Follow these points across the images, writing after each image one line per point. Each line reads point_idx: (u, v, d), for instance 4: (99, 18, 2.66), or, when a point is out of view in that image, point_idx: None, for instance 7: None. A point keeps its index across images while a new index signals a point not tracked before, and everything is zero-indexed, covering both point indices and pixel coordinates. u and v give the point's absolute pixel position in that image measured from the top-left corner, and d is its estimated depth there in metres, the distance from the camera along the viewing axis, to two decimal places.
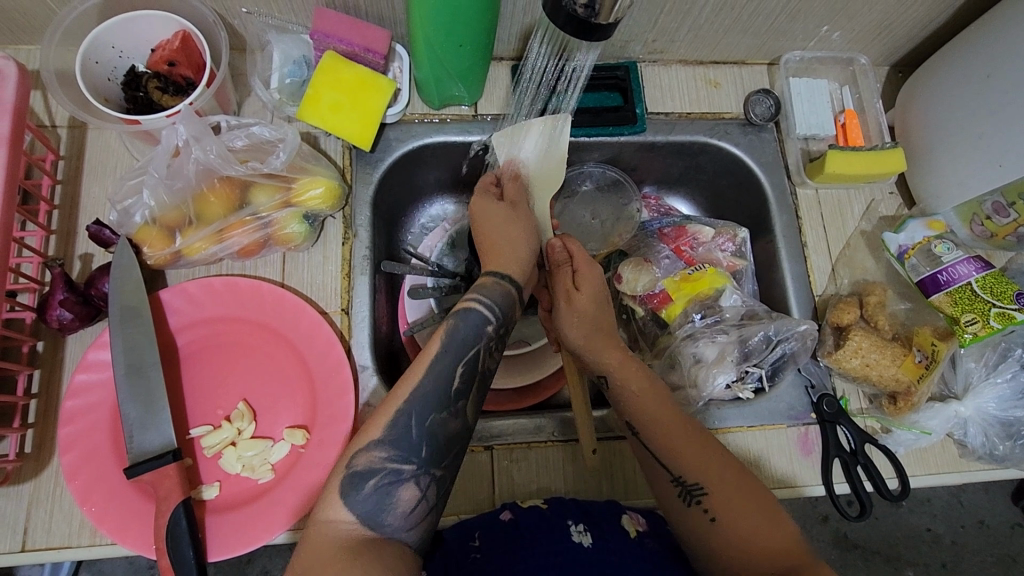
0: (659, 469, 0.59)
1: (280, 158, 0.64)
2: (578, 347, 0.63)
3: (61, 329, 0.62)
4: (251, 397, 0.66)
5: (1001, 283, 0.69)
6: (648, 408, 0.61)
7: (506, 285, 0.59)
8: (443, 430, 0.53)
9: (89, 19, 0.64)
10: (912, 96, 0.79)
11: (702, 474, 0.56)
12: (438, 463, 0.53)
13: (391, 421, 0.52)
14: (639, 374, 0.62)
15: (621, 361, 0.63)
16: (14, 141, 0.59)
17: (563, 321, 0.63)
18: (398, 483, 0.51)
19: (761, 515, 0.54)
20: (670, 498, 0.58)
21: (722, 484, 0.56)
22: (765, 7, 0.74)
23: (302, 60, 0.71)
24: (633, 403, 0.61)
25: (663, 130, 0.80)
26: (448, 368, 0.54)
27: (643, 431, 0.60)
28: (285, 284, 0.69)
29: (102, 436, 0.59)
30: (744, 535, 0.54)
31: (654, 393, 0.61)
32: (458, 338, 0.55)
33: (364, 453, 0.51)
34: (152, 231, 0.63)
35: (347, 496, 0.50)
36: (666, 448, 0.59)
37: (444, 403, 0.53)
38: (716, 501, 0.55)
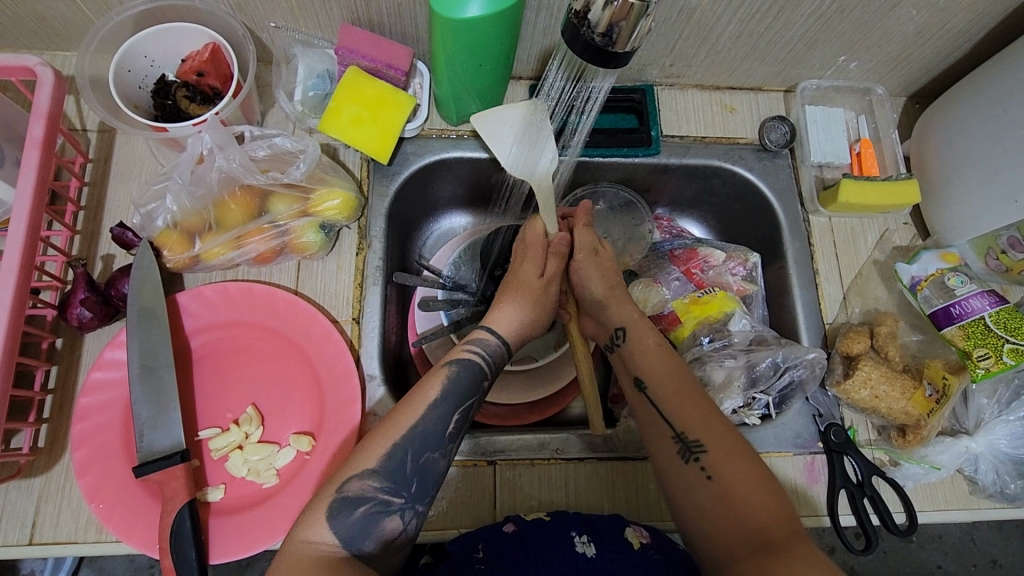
0: (662, 424, 0.59)
1: (299, 169, 0.66)
2: (601, 299, 0.65)
3: (80, 327, 0.64)
4: (259, 401, 0.67)
5: (1016, 319, 0.68)
6: (658, 365, 0.62)
7: (504, 347, 0.62)
8: (433, 470, 0.56)
9: (124, 29, 0.66)
10: (929, 128, 0.79)
11: (705, 432, 0.57)
12: (424, 500, 0.55)
13: (388, 453, 0.55)
14: (653, 333, 0.64)
15: (638, 317, 0.65)
16: (46, 144, 0.61)
17: (584, 269, 0.65)
18: (385, 513, 0.53)
19: (758, 477, 0.55)
20: (667, 455, 0.58)
21: (722, 444, 0.56)
22: (782, 36, 0.75)
23: (325, 73, 0.73)
24: (644, 358, 0.62)
25: (676, 153, 0.81)
26: (443, 415, 0.57)
27: (651, 385, 0.61)
28: (299, 292, 0.70)
29: (113, 434, 0.61)
30: (738, 495, 0.54)
31: (665, 352, 0.63)
32: (456, 389, 0.58)
33: (358, 480, 0.54)
34: (173, 235, 0.64)
35: (335, 518, 0.52)
36: (671, 404, 0.59)
37: (438, 443, 0.56)
38: (715, 461, 0.56)
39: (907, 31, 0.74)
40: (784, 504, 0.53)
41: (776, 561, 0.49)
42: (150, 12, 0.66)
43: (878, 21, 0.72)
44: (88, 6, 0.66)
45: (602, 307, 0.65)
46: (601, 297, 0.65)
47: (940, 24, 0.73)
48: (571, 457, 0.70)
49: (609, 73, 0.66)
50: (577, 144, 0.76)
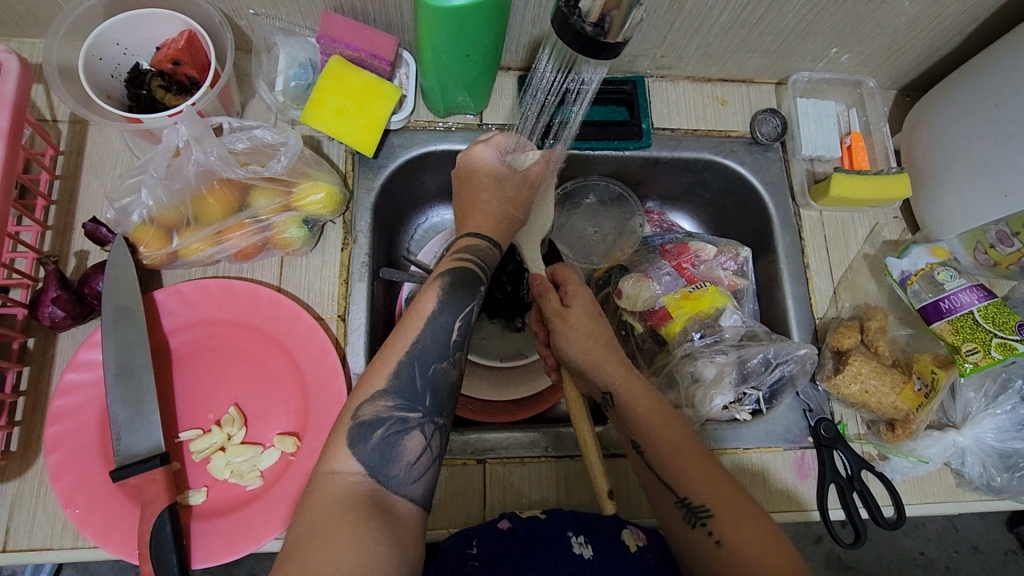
0: (665, 489, 0.57)
1: (281, 163, 0.64)
2: (583, 365, 0.62)
3: (53, 326, 0.61)
4: (242, 401, 0.65)
5: (1003, 313, 0.69)
6: (657, 428, 0.59)
7: (495, 248, 0.64)
8: (443, 379, 0.55)
9: (95, 15, 0.64)
10: (920, 121, 0.78)
11: (709, 496, 0.55)
12: (441, 413, 0.54)
13: (395, 370, 0.54)
14: (647, 393, 0.61)
15: (626, 377, 0.61)
16: (13, 136, 0.58)
17: (563, 338, 0.63)
18: (404, 431, 0.52)
19: (770, 538, 0.52)
20: (673, 520, 0.56)
21: (728, 504, 0.54)
22: (774, 27, 0.73)
23: (308, 63, 0.71)
24: (643, 423, 0.59)
25: (668, 146, 0.80)
26: (445, 324, 0.57)
27: (650, 452, 0.58)
28: (282, 288, 0.68)
29: (89, 436, 0.59)
30: (746, 560, 0.51)
31: (660, 413, 0.60)
32: (453, 298, 0.58)
33: (371, 403, 0.52)
34: (150, 231, 0.62)
35: (355, 445, 0.50)
36: (672, 466, 0.57)
37: (444, 353, 0.55)
38: (722, 522, 0.53)
39: (900, 23, 0.73)
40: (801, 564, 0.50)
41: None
42: None
43: (871, 13, 0.71)
44: None
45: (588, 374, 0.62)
46: (583, 363, 0.62)
47: (933, 16, 0.72)
48: (562, 456, 0.69)
49: (602, 65, 0.64)
50: (572, 131, 0.73)
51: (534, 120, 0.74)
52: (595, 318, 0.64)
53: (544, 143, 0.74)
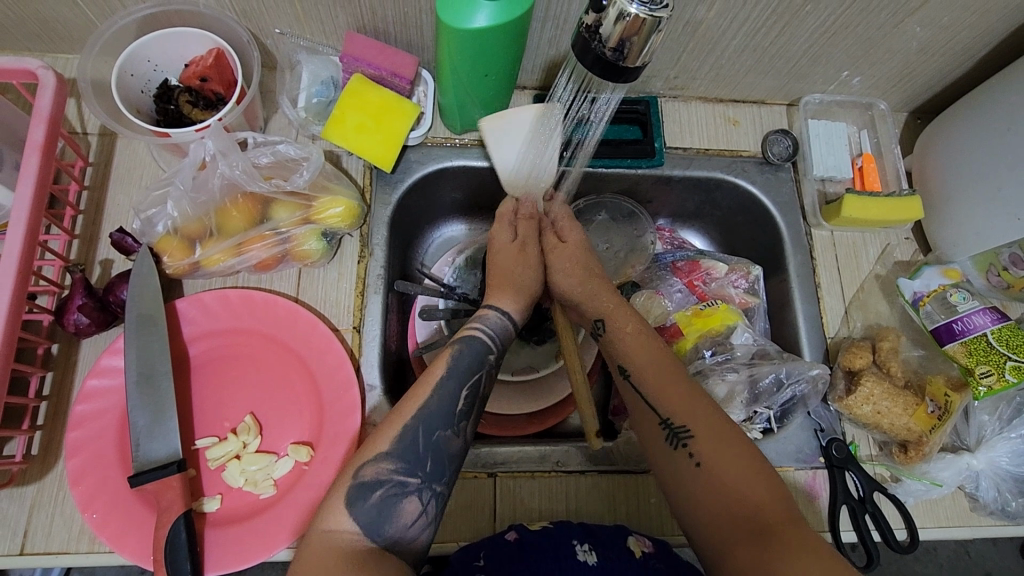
0: (648, 410, 0.59)
1: (303, 176, 0.65)
2: (572, 293, 0.67)
3: (77, 333, 0.63)
4: (257, 410, 0.66)
5: (1017, 336, 0.68)
6: (643, 354, 0.62)
7: (506, 319, 0.63)
8: (447, 447, 0.55)
9: (128, 33, 0.66)
10: (931, 143, 0.79)
11: (690, 418, 0.57)
12: (441, 479, 0.54)
13: (398, 435, 0.54)
14: (634, 322, 0.65)
15: (615, 306, 0.65)
16: (47, 148, 0.60)
17: (557, 265, 0.67)
18: (402, 495, 0.52)
19: (748, 460, 0.54)
20: (655, 442, 0.58)
21: (709, 427, 0.56)
22: (785, 51, 0.75)
23: (330, 81, 0.73)
24: (630, 348, 0.63)
25: (680, 165, 0.81)
26: (451, 391, 0.57)
27: (636, 373, 0.61)
28: (299, 299, 0.70)
29: (109, 442, 0.60)
30: (725, 481, 0.53)
31: (647, 337, 0.63)
32: (462, 364, 0.58)
33: (372, 465, 0.53)
34: (173, 241, 0.64)
35: (353, 505, 0.51)
36: (655, 390, 0.59)
37: (448, 421, 0.56)
38: (702, 445, 0.55)
39: (911, 47, 0.74)
40: (777, 491, 0.53)
41: (766, 552, 0.48)
42: (155, 16, 0.66)
43: (883, 38, 0.73)
44: (91, 8, 0.66)
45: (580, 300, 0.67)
46: (576, 294, 0.67)
47: (944, 41, 0.73)
48: (572, 471, 0.69)
49: (620, 87, 0.66)
50: (590, 147, 0.75)
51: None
52: (584, 256, 0.68)
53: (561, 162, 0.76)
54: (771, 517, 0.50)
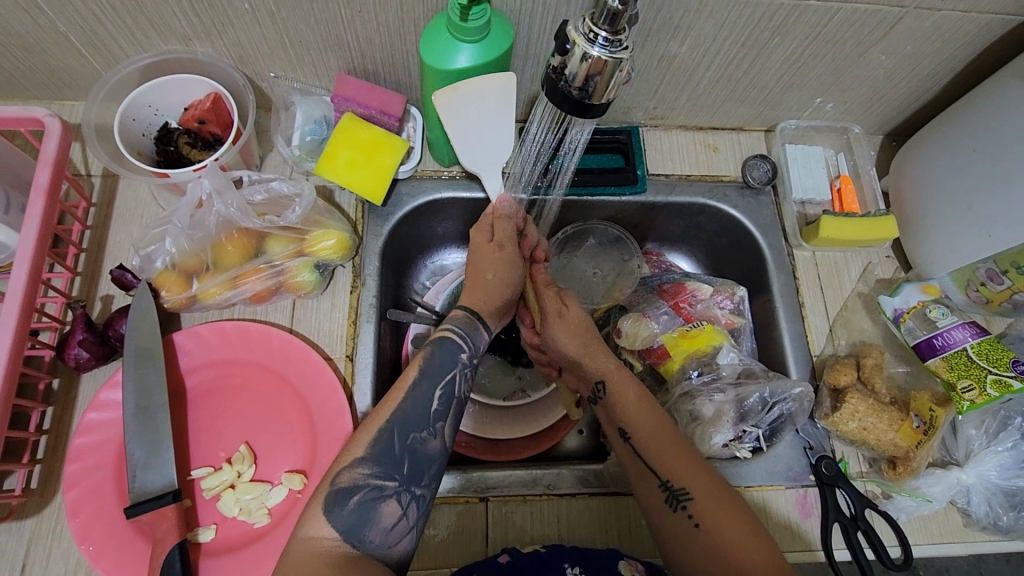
0: (648, 472, 0.60)
1: (295, 213, 0.68)
2: (575, 355, 0.68)
3: (77, 367, 0.64)
4: (252, 439, 0.67)
5: (997, 349, 0.69)
6: (642, 417, 0.63)
7: (475, 318, 0.65)
8: (423, 448, 0.56)
9: (130, 81, 0.70)
10: (905, 164, 0.82)
11: (688, 479, 0.58)
12: (419, 482, 0.55)
13: (374, 438, 0.55)
14: (631, 385, 0.66)
15: (615, 369, 0.67)
16: (52, 192, 0.63)
17: (557, 333, 0.69)
18: (380, 498, 0.53)
19: (747, 519, 0.56)
20: (656, 504, 0.59)
21: (707, 490, 0.58)
22: (759, 80, 0.78)
23: (322, 119, 0.76)
24: (629, 411, 0.64)
25: (663, 191, 0.83)
26: (426, 393, 0.58)
27: (635, 438, 0.62)
28: (294, 329, 0.72)
29: (107, 473, 0.61)
30: (725, 545, 0.55)
31: (646, 401, 0.64)
32: (434, 367, 0.60)
33: (348, 471, 0.53)
34: (171, 275, 0.66)
35: (331, 512, 0.51)
36: (655, 453, 0.61)
37: (423, 422, 0.57)
38: (701, 507, 0.57)
39: (879, 74, 0.78)
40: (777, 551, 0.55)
41: None
42: (156, 65, 0.70)
43: (851, 66, 0.76)
44: (95, 57, 0.70)
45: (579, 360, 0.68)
46: (576, 355, 0.68)
47: (909, 67, 0.76)
48: (563, 494, 0.70)
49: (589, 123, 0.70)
50: (568, 176, 0.78)
51: (531, 167, 0.78)
52: (588, 320, 0.70)
53: (539, 192, 0.79)
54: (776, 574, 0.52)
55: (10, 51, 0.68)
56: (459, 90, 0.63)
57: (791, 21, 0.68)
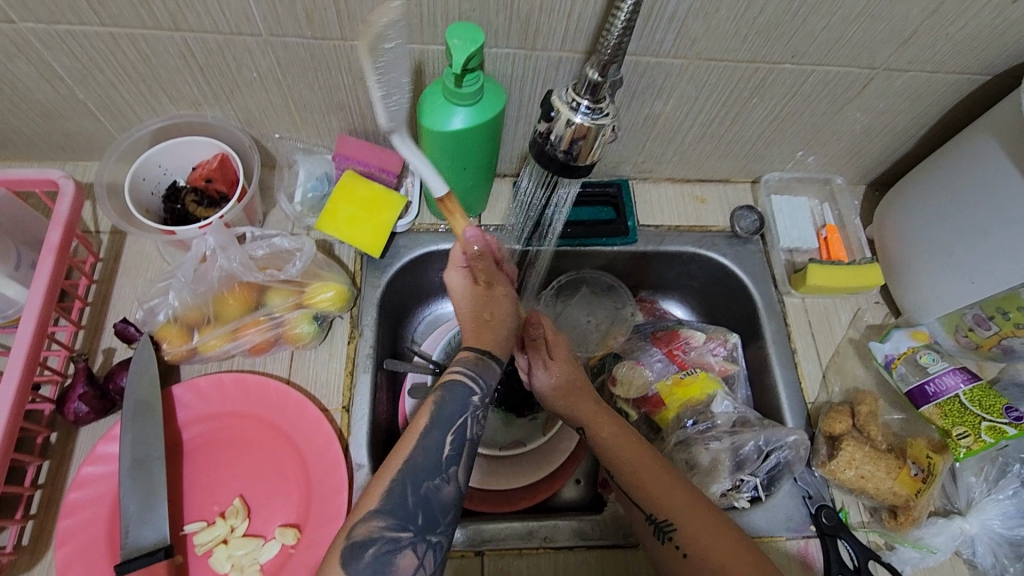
0: (636, 508, 0.61)
1: (295, 267, 0.71)
2: (557, 403, 0.68)
3: (76, 420, 0.65)
4: (246, 492, 0.67)
5: (989, 396, 0.69)
6: (623, 453, 0.63)
7: (486, 357, 0.62)
8: (437, 497, 0.53)
9: (143, 143, 0.74)
10: (885, 213, 0.84)
11: (671, 511, 0.59)
12: (435, 530, 0.52)
13: (387, 491, 0.52)
14: (613, 422, 0.65)
15: (594, 411, 0.66)
16: (62, 248, 0.66)
17: (541, 381, 0.68)
18: (396, 551, 0.50)
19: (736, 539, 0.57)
20: (647, 535, 0.61)
21: (694, 520, 0.58)
22: (741, 136, 0.82)
23: (324, 176, 0.79)
24: (610, 449, 0.64)
25: (653, 241, 0.86)
26: (437, 440, 0.55)
27: (619, 474, 0.63)
28: (291, 380, 0.72)
29: (99, 528, 0.61)
30: (713, 571, 0.56)
31: (625, 436, 0.64)
32: (445, 412, 0.57)
33: (362, 524, 0.51)
34: (173, 328, 0.67)
35: (347, 566, 0.49)
36: (640, 487, 0.61)
37: (436, 469, 0.54)
38: (685, 538, 0.58)
39: (856, 130, 0.81)
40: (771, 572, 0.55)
41: None
42: (167, 128, 0.74)
43: (828, 123, 0.80)
44: (110, 120, 0.74)
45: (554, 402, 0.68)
46: (558, 403, 0.68)
47: (884, 123, 0.80)
48: (560, 547, 0.69)
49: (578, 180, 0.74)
50: (563, 212, 0.80)
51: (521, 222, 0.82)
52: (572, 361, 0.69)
53: (531, 244, 0.83)
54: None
55: (31, 116, 0.72)
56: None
57: (768, 82, 0.72)
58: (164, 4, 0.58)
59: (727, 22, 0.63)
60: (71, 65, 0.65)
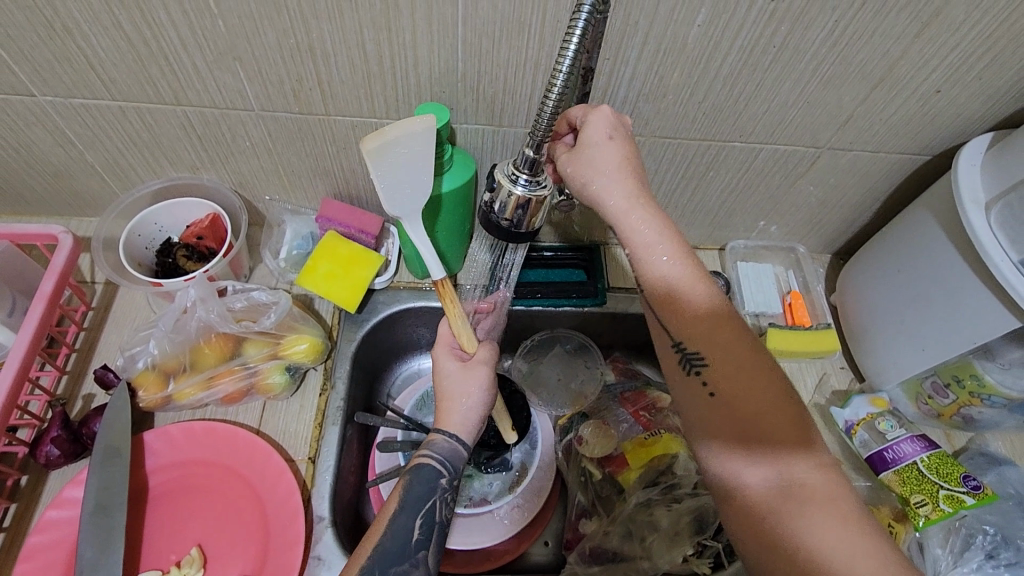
0: (701, 389, 0.54)
1: (270, 318, 0.74)
2: (662, 292, 0.57)
3: (47, 464, 0.67)
4: (205, 542, 0.68)
5: (947, 464, 0.70)
6: (728, 349, 0.54)
7: (458, 442, 0.65)
8: None
9: (142, 202, 0.80)
10: (845, 281, 0.88)
11: (749, 406, 0.52)
12: None
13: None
14: (729, 319, 0.55)
15: (710, 306, 0.56)
16: (53, 297, 0.70)
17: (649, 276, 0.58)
18: None
19: (825, 485, 0.48)
20: (698, 419, 0.54)
21: (772, 421, 0.51)
22: (704, 205, 0.87)
23: (309, 235, 0.85)
24: (715, 342, 0.54)
25: (623, 303, 0.89)
26: (405, 525, 0.61)
27: (707, 361, 0.54)
28: (260, 430, 0.74)
29: (54, 574, 0.61)
30: (788, 482, 0.49)
31: (738, 336, 0.54)
32: (413, 497, 0.62)
33: None
34: (151, 375, 0.71)
35: None
36: (729, 382, 0.53)
37: (404, 555, 0.59)
38: (760, 443, 0.50)
39: (812, 202, 0.86)
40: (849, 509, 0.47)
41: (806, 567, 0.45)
42: (165, 189, 0.80)
43: (785, 195, 0.84)
44: (115, 181, 0.80)
45: (634, 266, 0.58)
46: (667, 293, 0.57)
47: (837, 197, 0.85)
48: None
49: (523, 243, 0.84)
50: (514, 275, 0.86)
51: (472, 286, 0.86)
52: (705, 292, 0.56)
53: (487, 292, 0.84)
54: (779, 524, 0.48)
55: (44, 177, 0.79)
56: (386, 135, 0.57)
57: (722, 157, 0.77)
58: (167, 83, 0.65)
59: (676, 105, 0.69)
60: (81, 132, 0.72)
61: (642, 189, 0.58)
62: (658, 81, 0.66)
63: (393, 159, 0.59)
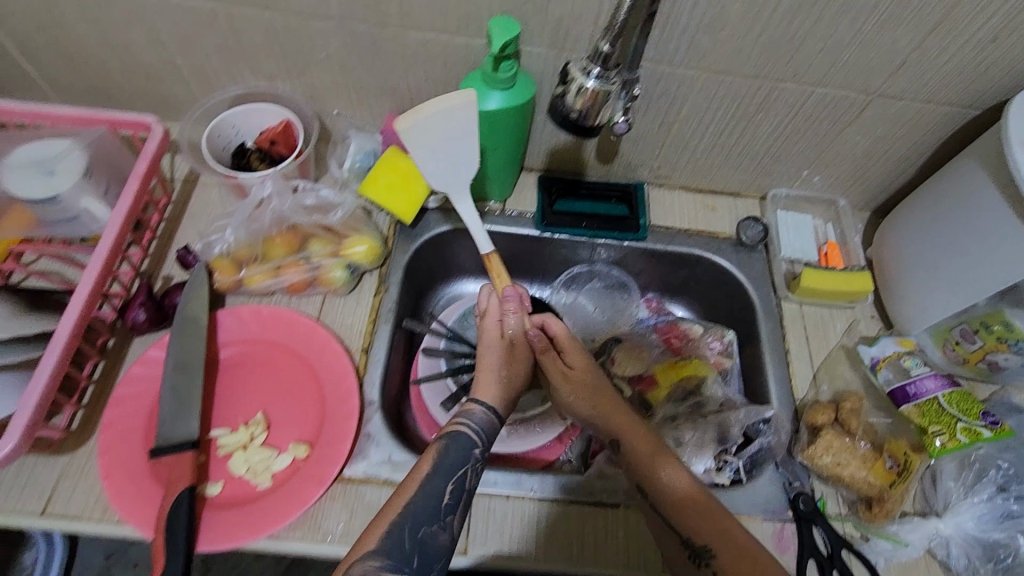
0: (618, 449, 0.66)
1: (336, 216, 0.80)
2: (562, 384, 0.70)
3: (133, 328, 0.74)
4: (269, 410, 0.74)
5: (967, 401, 0.73)
6: (584, 399, 0.68)
7: (493, 414, 0.63)
8: (434, 542, 0.54)
9: (222, 105, 0.85)
10: (884, 232, 0.90)
11: (638, 453, 0.64)
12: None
13: (385, 531, 0.53)
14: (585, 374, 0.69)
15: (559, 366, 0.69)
16: (145, 181, 0.77)
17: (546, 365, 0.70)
18: None
19: (713, 509, 0.60)
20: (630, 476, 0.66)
21: (652, 453, 0.63)
22: (750, 150, 0.89)
23: (371, 151, 0.88)
24: (602, 420, 0.68)
25: (663, 240, 0.93)
26: (437, 488, 0.57)
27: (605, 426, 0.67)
28: (320, 320, 0.80)
29: (139, 419, 0.69)
30: (681, 508, 0.60)
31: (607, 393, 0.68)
32: (446, 461, 0.58)
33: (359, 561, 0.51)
34: (225, 261, 0.77)
35: None
36: (622, 429, 0.66)
37: (433, 516, 0.55)
38: (654, 483, 0.62)
39: (858, 152, 0.88)
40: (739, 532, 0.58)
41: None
42: (243, 95, 0.86)
43: (831, 144, 0.87)
44: (198, 85, 0.86)
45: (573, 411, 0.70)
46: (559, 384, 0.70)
47: (884, 148, 0.86)
48: (546, 497, 0.73)
49: None
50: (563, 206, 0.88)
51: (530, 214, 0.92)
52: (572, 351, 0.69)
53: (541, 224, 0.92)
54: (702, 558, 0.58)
55: (135, 76, 0.85)
56: (417, 114, 0.66)
57: (773, 97, 0.79)
58: None
59: (734, 39, 0.72)
60: (174, 32, 0.77)
61: (569, 337, 0.69)
62: (719, 11, 0.69)
63: (426, 132, 0.68)
